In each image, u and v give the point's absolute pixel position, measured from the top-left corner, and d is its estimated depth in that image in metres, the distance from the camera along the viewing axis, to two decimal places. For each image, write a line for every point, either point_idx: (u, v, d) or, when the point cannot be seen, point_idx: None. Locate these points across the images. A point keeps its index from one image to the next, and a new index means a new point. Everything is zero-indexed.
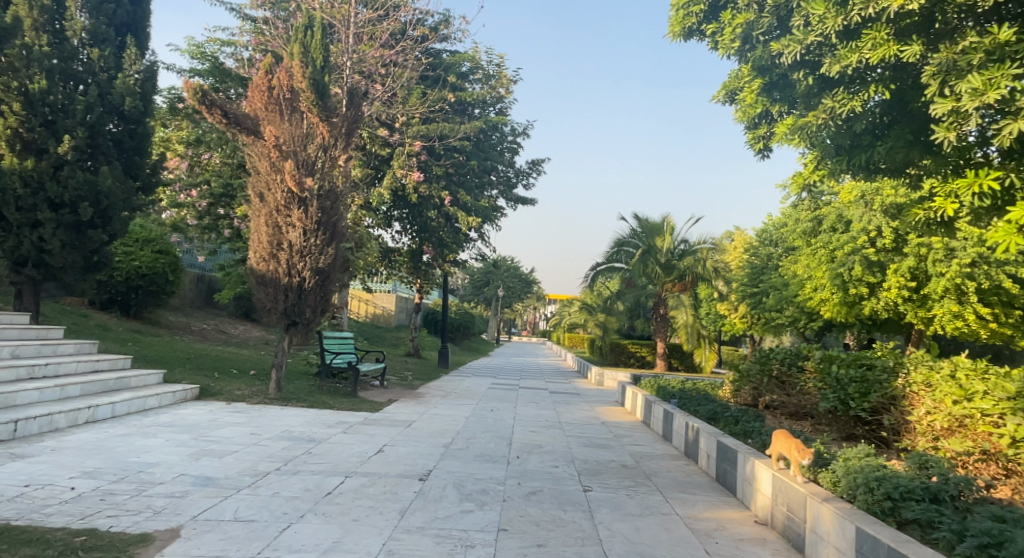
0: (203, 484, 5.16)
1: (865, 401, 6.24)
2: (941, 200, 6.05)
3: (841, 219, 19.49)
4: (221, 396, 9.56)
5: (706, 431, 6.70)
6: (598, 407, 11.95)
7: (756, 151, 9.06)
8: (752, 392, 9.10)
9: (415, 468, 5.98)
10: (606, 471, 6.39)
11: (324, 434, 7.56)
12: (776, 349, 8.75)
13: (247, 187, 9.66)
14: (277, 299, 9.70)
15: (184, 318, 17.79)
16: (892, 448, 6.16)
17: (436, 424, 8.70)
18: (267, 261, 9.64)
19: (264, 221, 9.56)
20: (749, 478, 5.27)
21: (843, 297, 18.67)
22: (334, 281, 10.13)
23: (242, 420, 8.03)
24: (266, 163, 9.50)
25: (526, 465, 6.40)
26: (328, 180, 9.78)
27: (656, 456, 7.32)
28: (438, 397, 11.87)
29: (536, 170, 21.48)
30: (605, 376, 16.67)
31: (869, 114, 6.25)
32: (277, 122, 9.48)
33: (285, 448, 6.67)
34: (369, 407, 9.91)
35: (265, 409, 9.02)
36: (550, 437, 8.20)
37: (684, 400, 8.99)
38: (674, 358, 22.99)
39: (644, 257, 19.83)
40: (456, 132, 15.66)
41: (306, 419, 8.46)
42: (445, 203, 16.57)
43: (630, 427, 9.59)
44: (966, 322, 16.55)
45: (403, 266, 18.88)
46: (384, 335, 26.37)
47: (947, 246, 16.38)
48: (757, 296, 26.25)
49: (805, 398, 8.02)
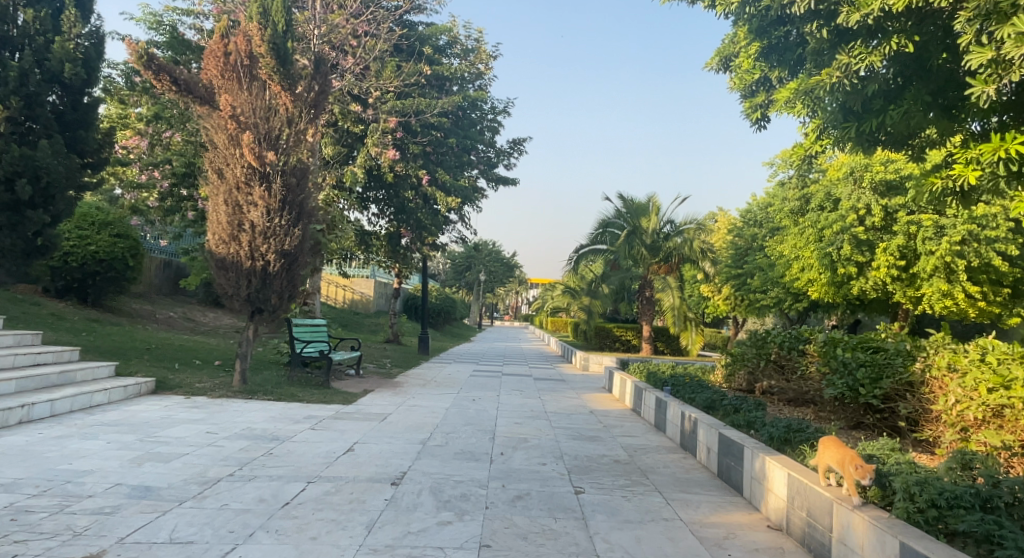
0: (141, 497, 4.50)
1: (877, 388, 5.74)
2: (962, 167, 5.52)
3: (829, 197, 19.08)
4: (179, 390, 8.84)
5: (705, 423, 6.18)
6: (585, 394, 11.41)
7: (753, 121, 8.53)
8: (748, 376, 8.67)
9: (388, 471, 5.37)
10: (599, 468, 5.83)
11: (289, 431, 6.91)
12: (772, 332, 8.28)
13: (204, 163, 8.86)
14: (239, 284, 8.97)
15: (150, 306, 16.93)
16: (908, 438, 5.68)
17: (414, 417, 8.08)
18: (227, 244, 8.89)
19: (223, 199, 8.79)
20: (759, 476, 4.76)
21: (831, 278, 18.34)
22: (301, 265, 9.39)
23: (199, 417, 7.34)
24: (224, 136, 8.70)
25: (510, 464, 5.81)
26: (293, 155, 9.01)
27: (650, 449, 6.77)
28: (416, 386, 11.24)
29: (517, 149, 20.78)
30: (590, 360, 16.19)
31: (886, 73, 5.68)
32: (235, 91, 8.68)
33: (242, 448, 6.02)
34: (342, 399, 9.24)
35: (227, 403, 8.33)
36: (536, 429, 7.63)
37: (677, 387, 8.46)
38: (660, 341, 22.56)
39: (629, 238, 19.29)
40: (434, 108, 14.93)
41: (271, 414, 7.79)
42: (422, 182, 15.83)
43: (619, 416, 9.05)
44: (955, 301, 16.32)
45: (380, 250, 18.20)
46: (362, 321, 25.69)
47: (936, 224, 16.16)
48: (741, 277, 25.96)
49: (806, 384, 7.53)
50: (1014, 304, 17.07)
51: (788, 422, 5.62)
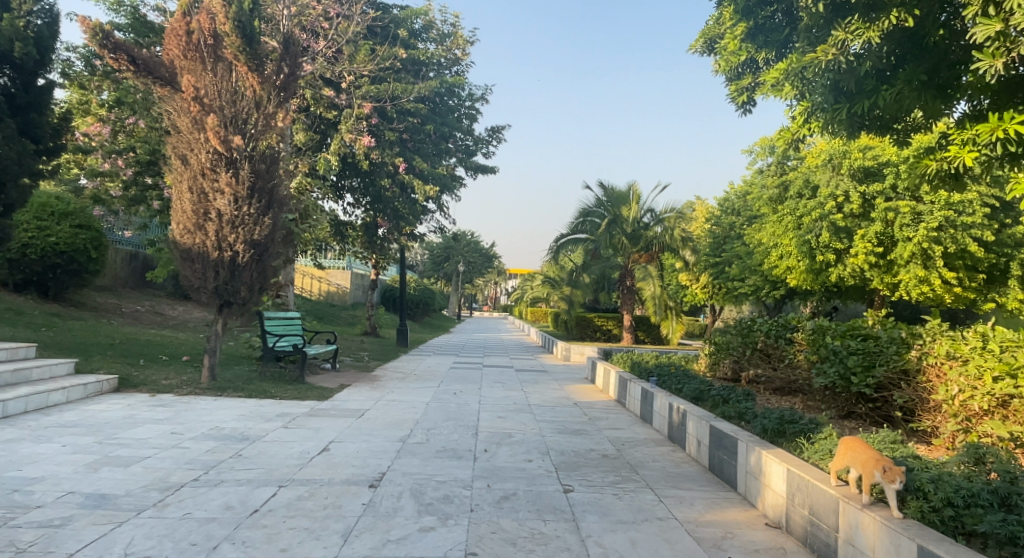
0: (95, 507, 4.13)
1: (869, 376, 5.60)
2: (958, 148, 5.39)
3: (808, 184, 19.08)
4: (144, 387, 8.41)
5: (695, 414, 5.97)
6: (568, 385, 11.20)
7: (739, 105, 8.35)
8: (733, 365, 8.53)
9: (366, 472, 5.06)
10: (587, 464, 5.59)
11: (260, 430, 6.56)
12: (759, 320, 8.14)
13: (167, 148, 8.42)
14: (206, 276, 8.54)
15: (115, 299, 16.30)
16: (902, 427, 5.56)
17: (392, 412, 7.77)
18: (192, 233, 8.45)
19: (187, 187, 8.34)
20: (755, 471, 4.56)
21: (810, 265, 18.38)
22: (272, 256, 8.98)
23: (164, 416, 6.94)
24: (187, 120, 8.25)
25: (495, 461, 5.55)
26: (262, 139, 8.60)
27: (638, 442, 6.55)
28: (395, 380, 10.92)
29: (496, 137, 20.41)
30: (571, 350, 16.00)
31: (881, 51, 5.51)
32: (198, 72, 8.24)
33: (209, 450, 5.66)
34: (317, 394, 8.88)
35: (195, 401, 7.92)
36: (520, 423, 7.37)
37: (662, 377, 8.27)
38: (640, 330, 22.46)
39: (610, 227, 19.10)
40: (410, 93, 14.52)
41: (241, 412, 7.42)
42: (399, 170, 15.41)
43: (604, 407, 8.84)
44: (931, 287, 16.43)
45: (357, 240, 17.80)
46: (339, 313, 25.20)
47: (914, 210, 16.24)
48: (719, 266, 25.96)
49: (794, 372, 7.34)
50: (988, 290, 17.27)
51: (781, 414, 5.44)
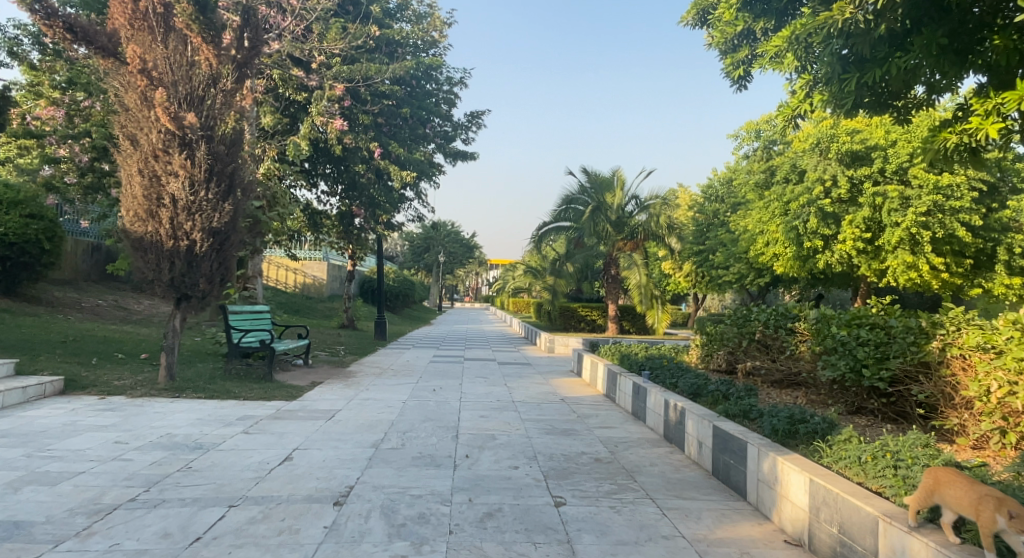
0: (4, 539, 3.49)
1: (884, 369, 5.20)
2: (982, 117, 4.96)
3: (794, 169, 18.72)
4: (93, 389, 7.70)
5: (695, 414, 5.47)
6: (553, 379, 10.69)
7: (734, 80, 7.86)
8: (728, 357, 8.09)
9: (330, 487, 4.47)
10: (578, 470, 5.05)
11: (218, 436, 5.93)
12: (756, 309, 7.70)
13: (114, 128, 7.67)
14: (160, 267, 7.85)
15: (75, 294, 15.44)
16: (919, 424, 5.16)
17: (366, 413, 7.17)
18: (144, 221, 7.74)
19: (137, 170, 7.62)
20: (769, 479, 4.08)
21: (797, 252, 18.06)
22: (234, 245, 8.31)
23: (110, 422, 6.26)
24: (135, 96, 7.52)
25: (477, 469, 5.00)
26: (220, 118, 7.92)
27: (633, 443, 6.04)
28: (371, 376, 10.32)
29: (475, 122, 19.75)
30: (555, 342, 15.51)
31: (899, 12, 5.05)
32: (147, 43, 7.52)
33: (154, 462, 5.02)
34: (285, 394, 8.24)
35: (148, 404, 7.24)
36: (504, 424, 6.83)
37: (655, 370, 7.77)
38: (625, 320, 21.98)
39: (594, 214, 18.62)
40: (384, 74, 13.70)
41: (199, 416, 6.77)
42: (373, 155, 14.72)
43: (592, 403, 8.33)
44: (919, 273, 16.17)
45: (333, 230, 17.17)
46: (315, 306, 24.46)
47: (902, 195, 15.98)
48: (703, 254, 25.61)
49: (796, 364, 6.90)
50: (975, 275, 17.13)
51: (791, 412, 4.97)
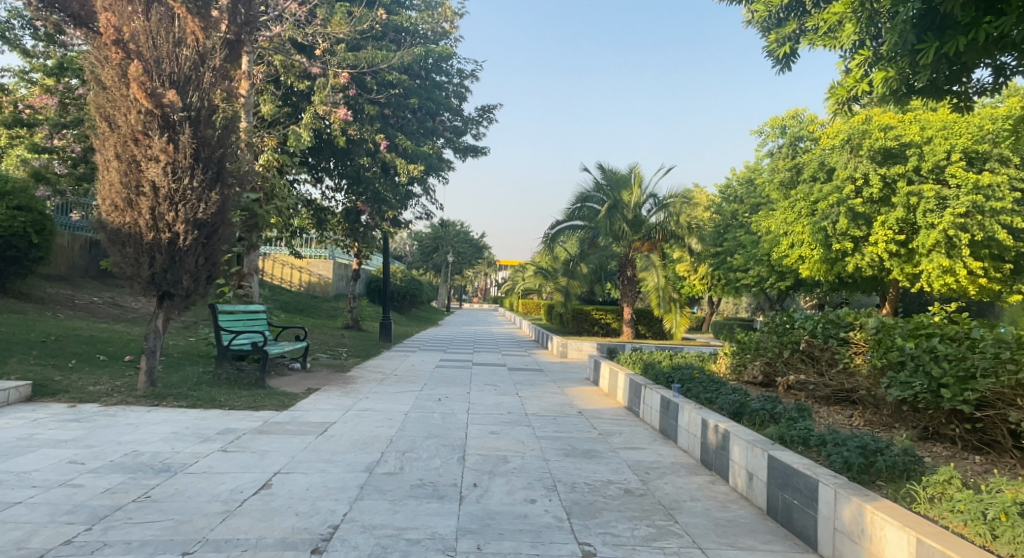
0: None
1: (970, 389, 4.44)
2: None
3: (823, 167, 17.88)
4: (65, 396, 6.99)
5: (744, 438, 4.67)
6: (568, 388, 9.91)
7: (778, 60, 7.08)
8: (766, 368, 7.30)
9: (310, 527, 3.69)
10: (607, 506, 4.26)
11: (190, 455, 5.18)
12: (800, 318, 6.93)
13: (89, 108, 6.96)
14: (139, 263, 7.13)
15: (69, 290, 14.86)
16: (1013, 457, 4.37)
17: (362, 428, 6.40)
18: (121, 212, 7.01)
19: (113, 154, 6.91)
20: (851, 531, 3.28)
21: (825, 255, 17.14)
22: (223, 238, 7.58)
23: (72, 436, 5.54)
24: (111, 71, 6.80)
25: (487, 504, 4.22)
26: (207, 98, 7.20)
27: (666, 470, 5.23)
28: (372, 382, 9.58)
29: (486, 117, 18.97)
30: (568, 346, 14.75)
31: None
32: (125, 14, 6.80)
33: (107, 490, 4.25)
34: (276, 403, 7.49)
35: (122, 414, 6.51)
36: (516, 442, 6.03)
37: (686, 382, 6.95)
38: (641, 324, 21.09)
39: (611, 212, 17.86)
40: (390, 62, 12.97)
41: (174, 429, 6.03)
42: (379, 148, 13.99)
43: (613, 417, 7.52)
44: (956, 278, 15.29)
45: (338, 227, 16.47)
46: (321, 306, 23.75)
47: (938, 195, 15.03)
48: (720, 256, 24.77)
49: (850, 380, 6.07)
50: (1014, 280, 16.23)
51: (863, 442, 4.15)
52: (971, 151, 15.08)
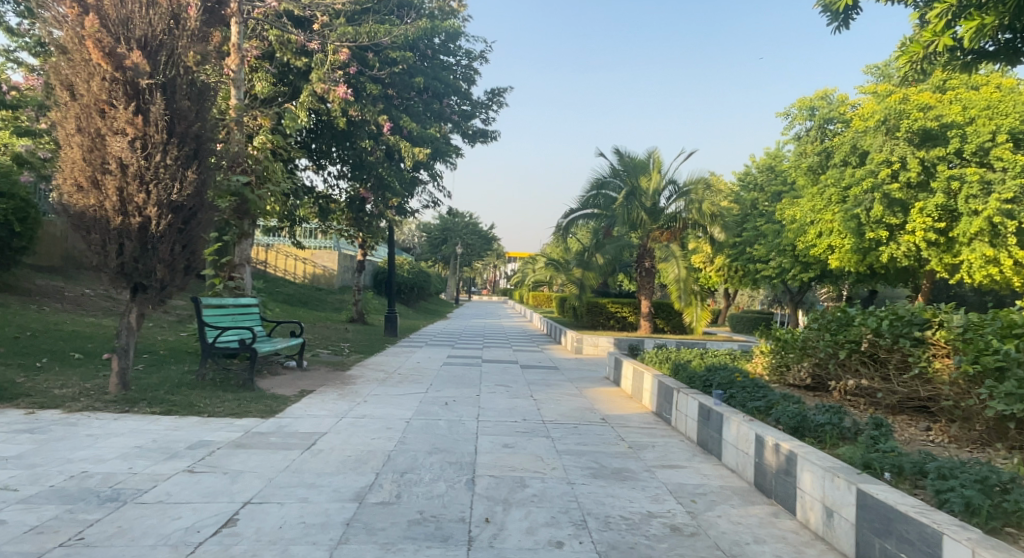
0: None
1: None
2: None
3: (855, 150, 16.85)
4: (23, 401, 6.20)
5: (817, 464, 3.77)
6: (587, 389, 9.03)
7: (835, 15, 6.20)
8: (817, 372, 6.38)
9: None
10: (653, 552, 3.38)
11: (149, 478, 4.36)
12: (861, 314, 5.99)
13: (47, 74, 6.14)
14: (106, 251, 6.31)
15: (59, 282, 14.14)
16: None
17: (357, 440, 5.56)
18: (84, 193, 6.17)
19: (74, 126, 6.06)
20: None
21: (857, 244, 16.18)
22: (203, 224, 6.77)
23: (16, 452, 4.73)
24: (70, 31, 5.98)
25: (502, 549, 3.35)
26: (181, 66, 6.37)
27: (716, 498, 4.34)
28: (373, 383, 8.73)
29: (496, 100, 18.06)
30: (584, 342, 13.84)
31: None
32: None
33: (33, 529, 3.43)
34: (263, 408, 6.67)
35: (84, 423, 5.71)
36: (534, 459, 5.17)
37: (728, 386, 6.03)
38: (659, 318, 20.13)
39: (628, 199, 16.93)
40: (394, 35, 12.06)
41: (139, 442, 5.21)
42: (383, 130, 13.09)
43: (642, 426, 6.63)
44: (999, 268, 14.29)
45: (342, 217, 15.67)
46: (325, 299, 22.99)
47: (982, 179, 14.00)
48: (740, 246, 23.75)
49: (929, 388, 5.16)
50: None
51: (982, 474, 3.23)
52: (1018, 132, 14.01)
